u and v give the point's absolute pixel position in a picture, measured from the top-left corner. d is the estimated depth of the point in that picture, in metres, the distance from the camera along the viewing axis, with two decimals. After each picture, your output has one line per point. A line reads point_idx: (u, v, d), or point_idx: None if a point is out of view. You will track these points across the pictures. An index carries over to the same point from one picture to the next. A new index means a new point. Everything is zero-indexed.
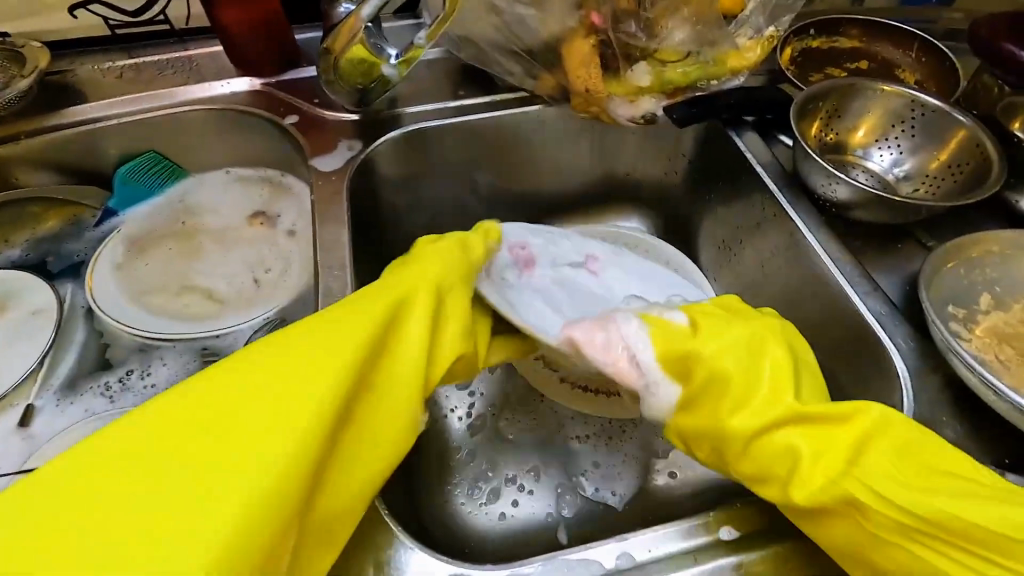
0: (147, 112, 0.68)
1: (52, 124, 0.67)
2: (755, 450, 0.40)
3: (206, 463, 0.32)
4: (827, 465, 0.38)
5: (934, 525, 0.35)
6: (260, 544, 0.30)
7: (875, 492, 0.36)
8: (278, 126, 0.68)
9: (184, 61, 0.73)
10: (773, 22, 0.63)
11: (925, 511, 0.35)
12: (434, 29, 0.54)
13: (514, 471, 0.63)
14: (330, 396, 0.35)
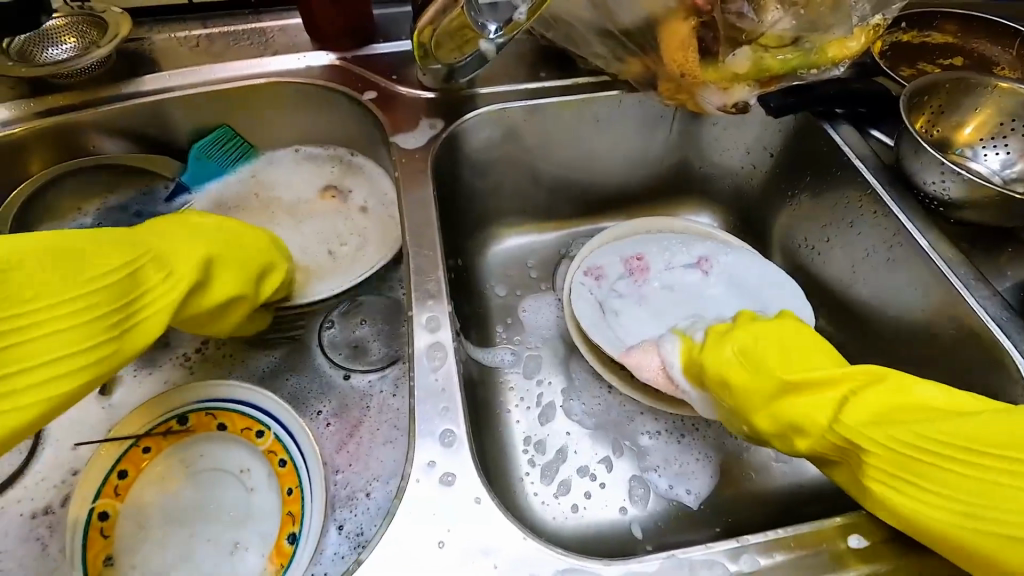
0: (223, 83, 0.66)
1: (129, 92, 0.66)
2: (805, 425, 0.44)
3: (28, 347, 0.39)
4: (875, 433, 0.42)
5: (968, 476, 0.39)
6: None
7: (912, 452, 0.40)
8: (356, 102, 0.67)
9: (258, 33, 0.71)
10: (879, 11, 0.58)
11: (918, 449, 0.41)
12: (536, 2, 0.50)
13: (584, 464, 0.61)
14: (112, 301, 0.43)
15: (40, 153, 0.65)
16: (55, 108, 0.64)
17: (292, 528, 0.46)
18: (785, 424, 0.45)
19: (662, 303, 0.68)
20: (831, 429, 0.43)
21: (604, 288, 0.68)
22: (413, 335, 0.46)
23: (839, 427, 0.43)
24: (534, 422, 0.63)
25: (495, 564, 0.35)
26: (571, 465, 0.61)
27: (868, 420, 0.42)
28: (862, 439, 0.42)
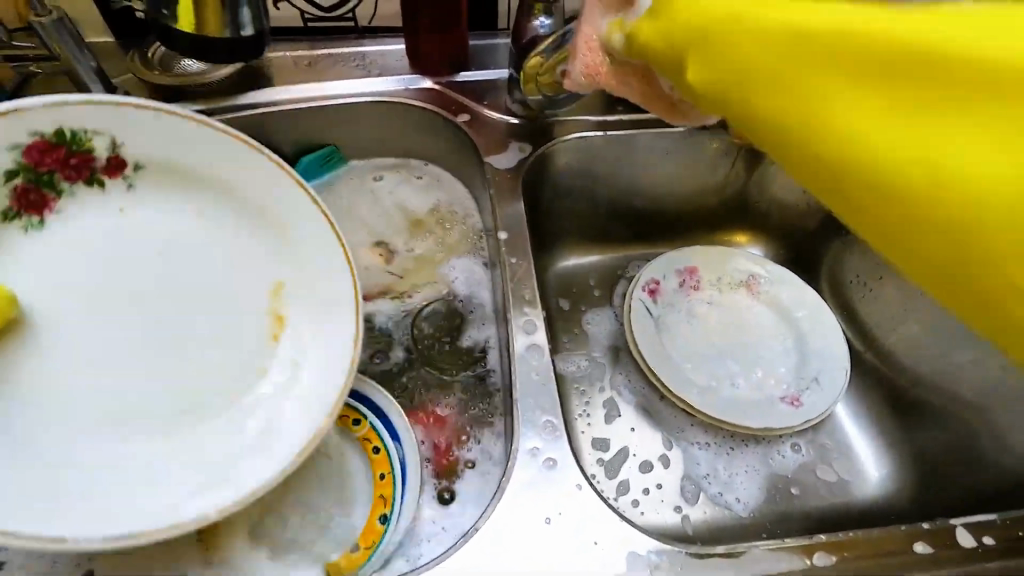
0: (332, 99, 0.73)
1: (241, 104, 0.72)
2: (770, 91, 0.34)
3: None
4: (885, 115, 0.31)
5: (954, 153, 0.29)
6: None
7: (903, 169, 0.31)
8: (451, 124, 0.73)
9: (364, 57, 0.78)
10: None
11: (878, 155, 0.31)
12: None
13: (644, 464, 0.65)
14: None
15: None
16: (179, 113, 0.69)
17: (383, 509, 0.50)
18: (744, 108, 0.36)
19: (712, 316, 0.75)
20: (830, 109, 0.33)
21: (666, 303, 0.74)
22: (513, 336, 0.51)
23: (841, 102, 0.32)
24: (595, 427, 0.67)
25: (596, 542, 0.40)
26: (633, 464, 0.65)
27: (867, 110, 0.32)
28: (868, 137, 0.31)
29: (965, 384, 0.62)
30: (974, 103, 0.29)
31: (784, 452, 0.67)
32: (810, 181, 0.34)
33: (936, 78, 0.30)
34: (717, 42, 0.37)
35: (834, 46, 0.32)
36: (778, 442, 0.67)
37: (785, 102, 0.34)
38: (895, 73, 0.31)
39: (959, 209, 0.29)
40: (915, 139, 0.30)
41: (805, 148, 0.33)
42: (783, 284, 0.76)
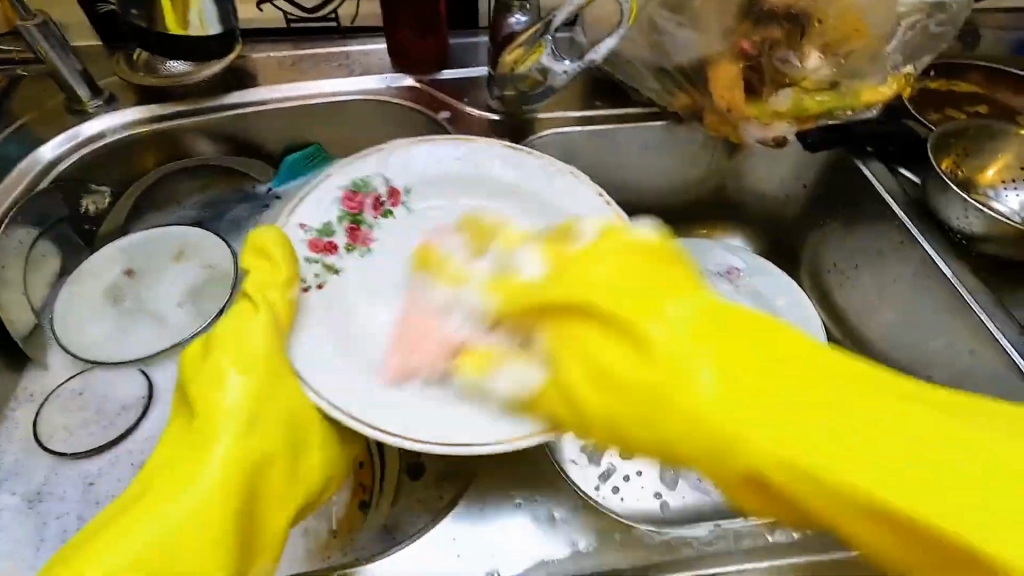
0: (316, 99, 0.75)
1: (224, 104, 0.73)
2: (596, 373, 0.40)
3: (140, 550, 0.40)
4: (758, 418, 0.36)
5: (876, 458, 0.34)
6: (225, 555, 0.41)
7: (836, 456, 0.35)
8: (431, 121, 0.74)
9: (345, 56, 0.79)
10: (910, 62, 0.65)
11: (807, 452, 0.35)
12: (617, 35, 0.60)
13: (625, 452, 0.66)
14: (172, 496, 0.41)
15: (152, 152, 0.71)
16: (165, 113, 0.71)
17: (362, 496, 0.53)
18: (537, 336, 0.43)
19: None
20: (690, 391, 0.37)
21: None
22: None
23: (711, 391, 0.37)
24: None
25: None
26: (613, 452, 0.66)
27: (730, 382, 0.37)
28: (716, 415, 0.37)
29: (938, 370, 0.62)
30: (870, 443, 0.35)
31: None
32: (779, 503, 0.37)
33: (817, 395, 0.36)
34: (621, 385, 0.39)
35: (660, 298, 0.40)
36: None
37: (556, 289, 0.42)
38: (787, 388, 0.37)
39: (862, 516, 0.35)
40: (824, 438, 0.35)
41: (710, 438, 0.37)
42: (762, 271, 0.76)
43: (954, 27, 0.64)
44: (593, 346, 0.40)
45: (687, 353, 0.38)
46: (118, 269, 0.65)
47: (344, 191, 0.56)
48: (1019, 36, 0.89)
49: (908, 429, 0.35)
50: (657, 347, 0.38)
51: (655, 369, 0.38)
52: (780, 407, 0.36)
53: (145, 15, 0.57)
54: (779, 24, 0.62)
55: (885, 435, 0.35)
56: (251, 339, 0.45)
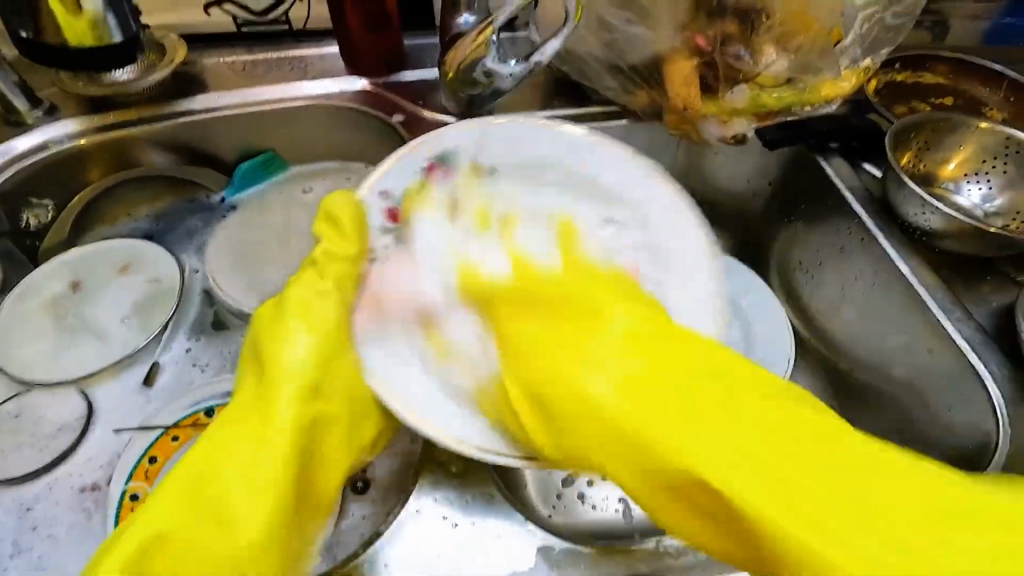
0: (266, 103, 0.73)
1: (171, 111, 0.71)
2: (634, 387, 0.37)
3: (206, 502, 0.38)
4: (675, 442, 0.35)
5: (681, 397, 0.36)
6: (264, 528, 0.38)
7: (689, 474, 0.35)
8: (384, 124, 0.72)
9: (298, 59, 0.77)
10: (869, 54, 0.64)
11: (658, 419, 0.36)
12: (564, 35, 0.59)
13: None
14: (227, 456, 0.39)
15: (97, 164, 0.70)
16: (110, 123, 0.69)
17: None
18: (540, 310, 0.40)
19: None
20: (594, 389, 0.37)
21: None
22: None
23: (611, 395, 0.37)
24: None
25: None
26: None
27: (637, 341, 0.38)
28: (602, 408, 0.36)
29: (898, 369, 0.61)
30: (710, 486, 0.34)
31: None
32: (633, 461, 0.36)
33: (677, 407, 0.36)
34: (554, 409, 0.37)
35: (728, 386, 0.37)
36: None
37: (523, 288, 0.41)
38: (620, 430, 0.36)
39: (665, 492, 0.36)
40: (679, 423, 0.36)
41: (632, 440, 0.36)
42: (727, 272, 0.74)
43: (912, 19, 0.62)
44: (556, 382, 0.37)
45: (564, 361, 0.38)
46: (61, 284, 0.63)
47: (429, 164, 0.48)
48: (987, 25, 0.87)
49: (833, 457, 0.34)
50: (538, 331, 0.39)
51: (583, 422, 0.37)
52: (668, 439, 0.35)
53: (33, 28, 0.60)
54: (730, 19, 0.60)
55: (759, 438, 0.35)
56: (316, 296, 0.44)
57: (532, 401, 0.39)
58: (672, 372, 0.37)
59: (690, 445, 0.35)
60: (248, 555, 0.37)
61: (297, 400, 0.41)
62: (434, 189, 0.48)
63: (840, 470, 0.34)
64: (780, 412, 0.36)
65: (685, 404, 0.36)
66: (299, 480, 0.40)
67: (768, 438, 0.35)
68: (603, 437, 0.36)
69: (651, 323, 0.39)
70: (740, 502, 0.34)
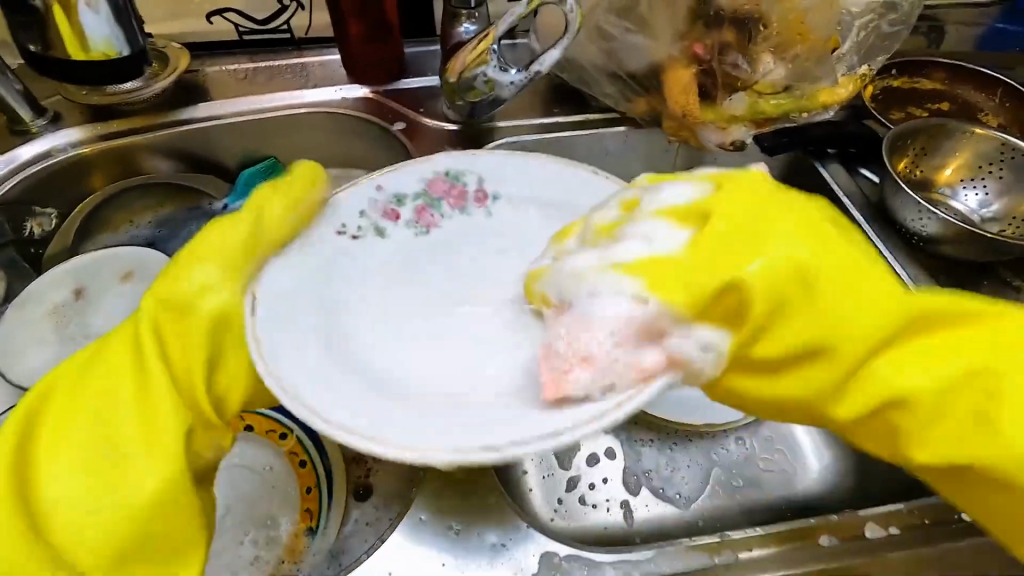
0: (268, 111, 0.73)
1: (173, 120, 0.71)
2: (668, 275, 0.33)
3: (90, 448, 0.33)
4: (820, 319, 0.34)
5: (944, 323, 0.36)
6: (173, 487, 0.33)
7: (867, 343, 0.34)
8: (386, 132, 0.73)
9: (299, 67, 0.77)
10: (865, 62, 0.65)
11: (881, 327, 0.34)
12: (563, 45, 0.59)
13: (591, 458, 0.65)
14: (124, 404, 0.34)
15: (101, 172, 0.70)
16: (113, 131, 0.70)
17: (309, 522, 0.50)
18: (730, 322, 0.34)
19: None
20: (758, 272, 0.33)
21: None
22: None
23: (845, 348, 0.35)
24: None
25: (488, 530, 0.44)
26: (580, 458, 0.65)
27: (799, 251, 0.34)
28: (782, 341, 0.34)
29: None
30: (864, 312, 0.34)
31: (726, 446, 0.67)
32: (881, 429, 0.36)
33: (839, 268, 0.34)
34: (860, 389, 0.35)
35: (812, 281, 0.34)
36: (722, 437, 0.67)
37: (695, 257, 0.34)
38: (823, 333, 0.34)
39: (863, 347, 0.34)
40: (853, 309, 0.34)
41: (833, 340, 0.34)
42: None
43: (907, 27, 0.63)
44: (823, 303, 0.34)
45: (830, 300, 0.34)
46: (65, 292, 0.63)
47: (436, 177, 0.51)
48: (981, 31, 0.88)
49: (957, 354, 0.35)
50: (828, 315, 0.34)
51: (876, 314, 0.34)
52: (864, 333, 0.34)
53: (41, 43, 0.61)
54: (728, 28, 0.61)
55: (899, 299, 0.35)
56: (233, 223, 0.39)
57: (787, 345, 0.34)
58: (852, 315, 0.34)
59: (836, 312, 0.34)
60: (137, 510, 0.33)
61: (200, 328, 0.36)
62: (433, 197, 0.50)
63: (919, 328, 0.35)
64: (867, 276, 0.35)
65: (837, 325, 0.34)
66: (204, 422, 0.35)
67: (881, 300, 0.35)
68: (852, 352, 0.34)
69: (826, 259, 0.34)
70: (923, 372, 0.35)
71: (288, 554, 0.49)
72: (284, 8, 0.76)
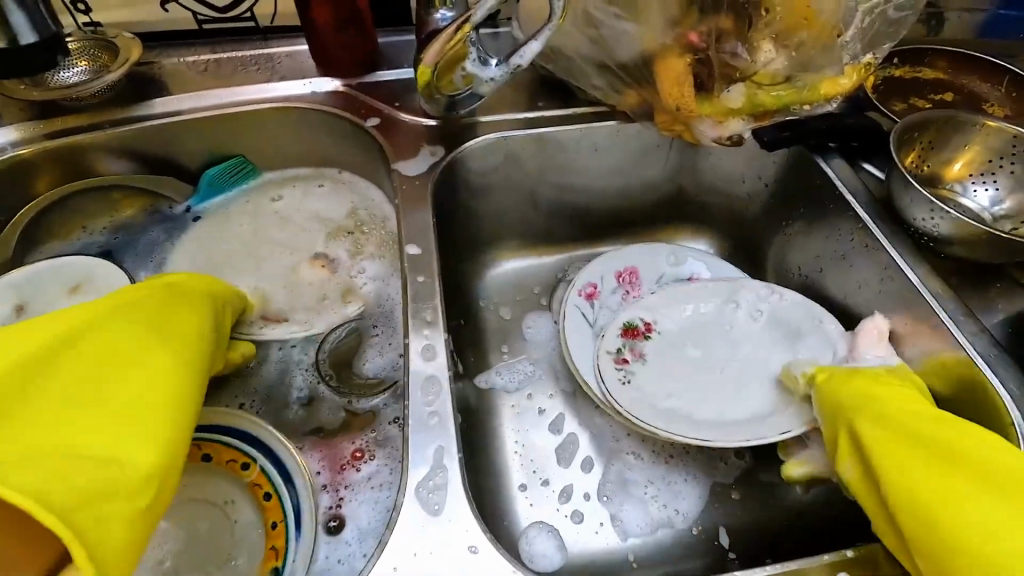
0: (228, 106, 0.67)
1: (126, 116, 0.66)
2: (892, 441, 0.44)
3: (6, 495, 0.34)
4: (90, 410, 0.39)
5: (930, 457, 0.42)
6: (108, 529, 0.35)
7: (920, 454, 0.42)
8: (359, 129, 0.68)
9: (266, 59, 0.72)
10: (869, 50, 0.61)
11: (904, 449, 0.43)
12: (546, 34, 0.54)
13: (583, 467, 0.63)
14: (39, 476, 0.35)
15: (47, 175, 0.64)
16: (58, 130, 0.64)
17: (275, 564, 0.45)
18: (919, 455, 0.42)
19: (664, 300, 0.68)
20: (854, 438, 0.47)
21: (608, 309, 0.70)
22: (409, 364, 0.46)
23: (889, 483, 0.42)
24: (536, 435, 0.65)
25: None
26: (574, 466, 0.63)
27: (904, 454, 0.43)
28: (911, 481, 0.41)
29: None
30: (949, 465, 0.41)
31: (726, 458, 0.64)
32: (922, 521, 0.39)
33: (932, 455, 0.42)
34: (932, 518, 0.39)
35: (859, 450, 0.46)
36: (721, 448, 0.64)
37: (879, 430, 0.45)
38: (910, 507, 0.40)
39: (916, 461, 0.42)
40: (934, 471, 0.41)
41: (936, 522, 0.39)
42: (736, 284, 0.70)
43: (915, 12, 0.59)
44: (953, 497, 0.39)
45: (933, 463, 0.42)
46: (5, 309, 0.57)
47: (623, 330, 0.65)
48: (984, 17, 0.85)
49: (925, 458, 0.42)
50: (911, 429, 0.44)
51: (919, 449, 0.43)
52: (922, 473, 0.41)
53: None
54: (725, 13, 0.56)
55: (920, 468, 0.42)
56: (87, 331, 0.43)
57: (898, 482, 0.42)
58: (919, 462, 0.42)
59: (919, 479, 0.41)
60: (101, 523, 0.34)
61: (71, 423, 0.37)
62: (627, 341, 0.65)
63: (940, 458, 0.42)
64: (934, 437, 0.43)
65: (949, 480, 0.40)
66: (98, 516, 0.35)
67: (915, 449, 0.43)
68: (923, 493, 0.40)
69: (935, 438, 0.43)
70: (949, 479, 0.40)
71: None
72: None
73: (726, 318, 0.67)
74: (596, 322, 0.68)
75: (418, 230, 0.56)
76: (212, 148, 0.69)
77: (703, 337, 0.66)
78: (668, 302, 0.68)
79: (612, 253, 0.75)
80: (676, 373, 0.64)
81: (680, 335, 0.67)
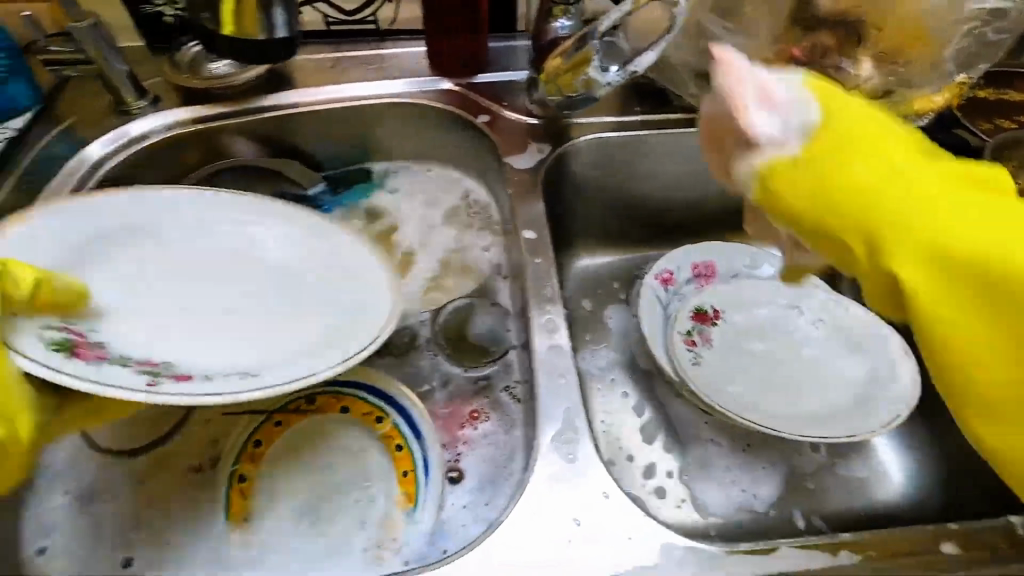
0: (352, 100, 0.74)
1: (258, 105, 0.73)
2: (852, 196, 0.33)
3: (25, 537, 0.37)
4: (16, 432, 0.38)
5: (972, 245, 0.32)
6: None
7: (944, 227, 0.33)
8: (469, 125, 0.74)
9: (384, 58, 0.79)
10: (965, 69, 0.64)
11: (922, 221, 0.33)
12: (661, 46, 0.59)
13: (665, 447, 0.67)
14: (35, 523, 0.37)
15: (192, 154, 0.72)
16: (203, 115, 0.71)
17: (408, 504, 0.51)
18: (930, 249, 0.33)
19: (733, 299, 0.75)
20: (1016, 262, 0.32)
21: (683, 297, 0.76)
22: (534, 334, 0.51)
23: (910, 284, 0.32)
24: (620, 417, 0.69)
25: (580, 523, 0.41)
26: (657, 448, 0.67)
27: (933, 208, 0.33)
28: (904, 274, 0.33)
29: None
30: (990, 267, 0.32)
31: (803, 452, 0.67)
32: None
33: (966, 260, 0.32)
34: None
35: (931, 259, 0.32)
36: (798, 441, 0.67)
37: (877, 187, 0.33)
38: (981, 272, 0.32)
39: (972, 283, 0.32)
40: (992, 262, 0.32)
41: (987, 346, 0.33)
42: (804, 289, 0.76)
43: (1014, 35, 0.62)
44: None
45: (956, 214, 0.33)
46: None
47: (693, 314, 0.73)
48: None
49: (952, 231, 0.32)
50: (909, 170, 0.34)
51: (959, 213, 0.33)
52: (998, 267, 0.32)
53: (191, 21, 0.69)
54: (831, 29, 0.60)
55: (950, 223, 0.33)
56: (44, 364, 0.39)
57: (936, 274, 0.32)
58: (963, 239, 0.32)
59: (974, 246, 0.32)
60: None
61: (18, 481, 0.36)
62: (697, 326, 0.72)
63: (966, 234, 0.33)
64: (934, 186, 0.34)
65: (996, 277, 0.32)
66: None
67: (919, 199, 0.33)
68: (930, 292, 0.33)
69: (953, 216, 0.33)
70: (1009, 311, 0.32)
71: (387, 532, 0.50)
72: (373, 0, 0.77)
73: (790, 320, 0.74)
74: (671, 309, 0.75)
75: (533, 217, 0.62)
76: (334, 137, 0.76)
77: (769, 336, 0.73)
78: (738, 300, 0.75)
79: (687, 250, 0.80)
80: (744, 363, 0.71)
81: (749, 331, 0.74)
